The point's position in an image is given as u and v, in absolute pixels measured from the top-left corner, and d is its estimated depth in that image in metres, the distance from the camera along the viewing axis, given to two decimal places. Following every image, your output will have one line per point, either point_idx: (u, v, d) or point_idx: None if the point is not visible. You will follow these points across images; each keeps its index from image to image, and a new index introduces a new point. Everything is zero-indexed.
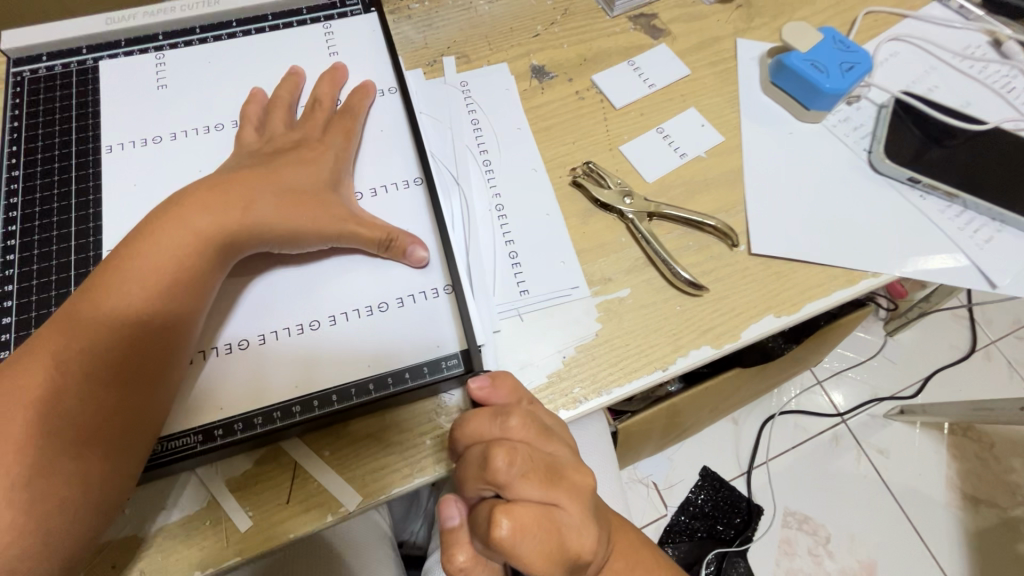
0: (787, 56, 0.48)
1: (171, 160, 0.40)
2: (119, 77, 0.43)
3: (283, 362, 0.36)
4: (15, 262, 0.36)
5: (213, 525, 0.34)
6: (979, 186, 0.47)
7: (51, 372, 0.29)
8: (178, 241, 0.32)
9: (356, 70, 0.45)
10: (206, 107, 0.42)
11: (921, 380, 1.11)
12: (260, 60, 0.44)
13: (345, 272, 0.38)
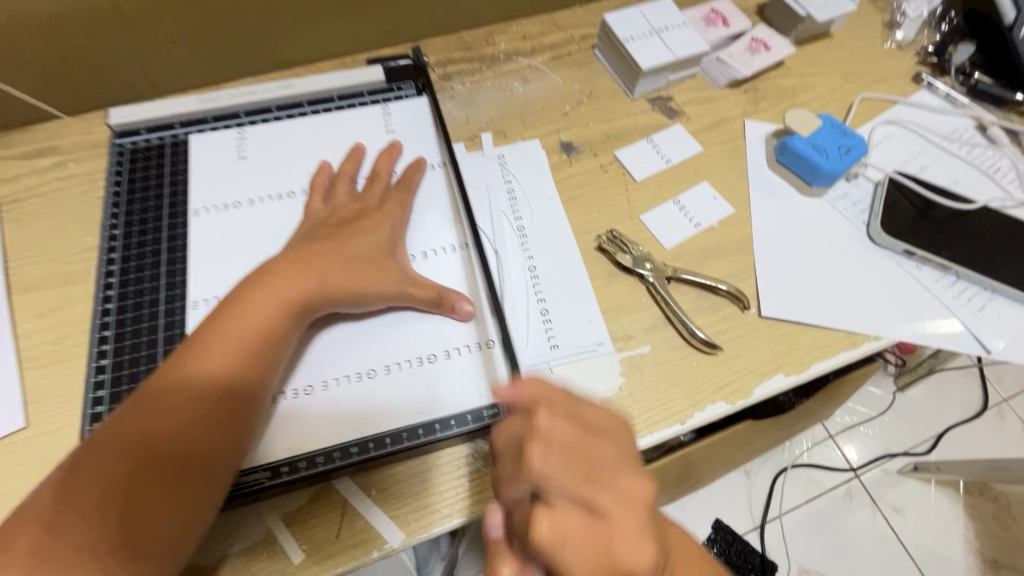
0: (790, 139, 0.55)
1: (248, 223, 0.46)
2: (206, 149, 0.49)
3: (343, 406, 0.40)
4: (112, 310, 0.43)
5: (270, 557, 0.38)
6: (970, 259, 0.51)
7: (150, 420, 0.33)
8: (264, 305, 0.37)
9: (410, 147, 0.51)
10: (279, 176, 0.48)
11: (934, 437, 1.12)
12: (327, 136, 0.51)
13: (399, 326, 0.43)
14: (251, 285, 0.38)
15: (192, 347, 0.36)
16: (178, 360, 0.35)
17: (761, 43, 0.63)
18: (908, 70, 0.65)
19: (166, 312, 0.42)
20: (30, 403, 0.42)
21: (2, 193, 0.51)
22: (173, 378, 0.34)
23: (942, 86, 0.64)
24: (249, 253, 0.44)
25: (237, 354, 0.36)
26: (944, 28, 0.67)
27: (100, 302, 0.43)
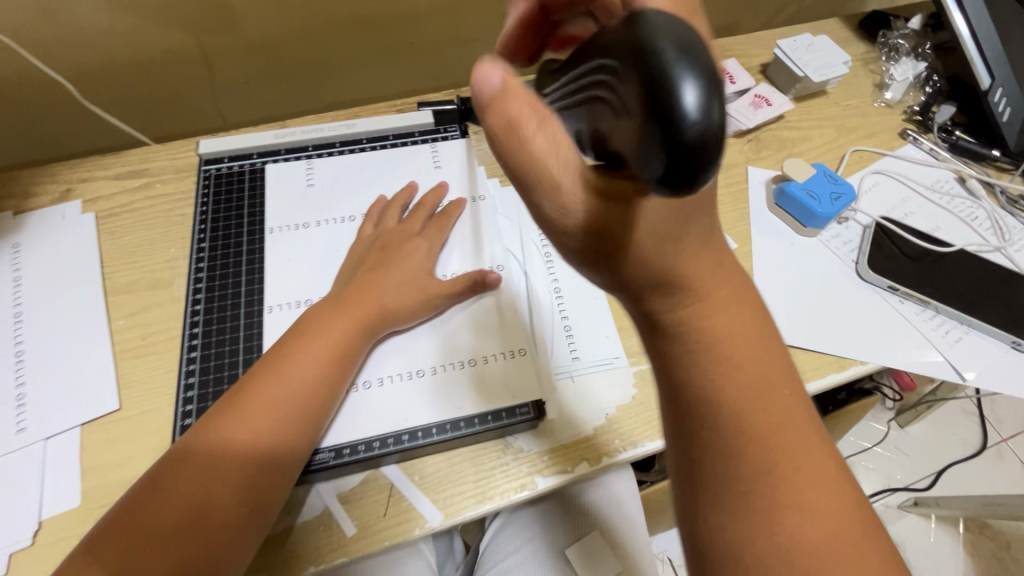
0: (787, 185, 0.62)
1: (314, 242, 0.54)
2: (280, 177, 0.57)
3: (396, 399, 0.47)
4: (201, 310, 0.51)
5: (326, 529, 0.43)
6: (948, 296, 0.57)
7: (221, 458, 0.39)
8: (315, 356, 0.44)
9: (454, 182, 0.59)
10: (341, 202, 0.56)
11: (934, 473, 1.15)
12: (383, 172, 0.59)
13: (443, 334, 0.50)
14: (299, 336, 0.45)
15: (247, 395, 0.42)
16: (239, 407, 0.41)
17: (764, 98, 0.71)
18: (895, 126, 0.73)
19: (247, 315, 0.51)
20: (122, 388, 0.48)
21: (99, 207, 0.59)
22: (234, 422, 0.40)
23: (926, 141, 0.71)
24: (317, 269, 0.53)
25: (293, 401, 0.42)
26: (928, 91, 0.75)
27: (191, 304, 0.51)
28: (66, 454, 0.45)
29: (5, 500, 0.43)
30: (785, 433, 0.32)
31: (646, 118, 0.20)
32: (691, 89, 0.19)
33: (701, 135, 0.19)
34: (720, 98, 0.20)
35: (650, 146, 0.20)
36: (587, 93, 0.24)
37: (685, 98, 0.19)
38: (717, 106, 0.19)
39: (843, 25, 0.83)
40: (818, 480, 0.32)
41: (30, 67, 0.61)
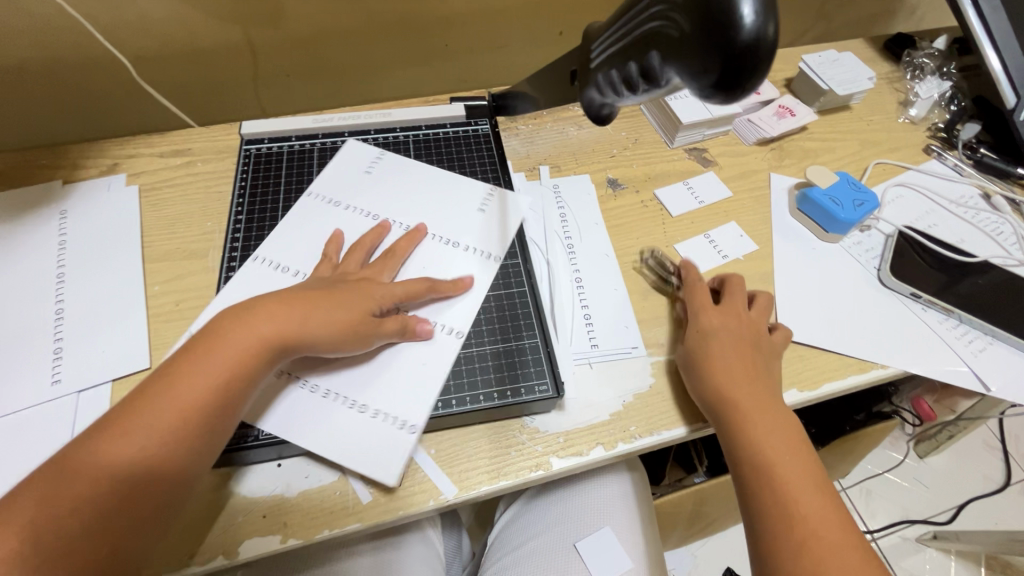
0: (810, 190, 0.62)
1: (344, 220, 0.56)
2: (350, 156, 0.61)
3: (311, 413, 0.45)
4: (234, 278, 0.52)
5: (342, 494, 0.44)
6: (972, 306, 0.57)
7: (61, 506, 0.34)
8: (194, 385, 0.38)
9: (464, 233, 0.57)
10: (371, 184, 0.59)
11: (955, 507, 1.11)
12: (433, 184, 0.60)
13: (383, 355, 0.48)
14: (186, 357, 0.40)
15: (140, 401, 0.37)
16: (96, 443, 0.36)
17: (788, 109, 0.72)
18: (919, 142, 0.74)
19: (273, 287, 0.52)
20: (154, 349, 0.50)
21: (142, 181, 0.62)
22: (85, 460, 0.35)
23: (951, 157, 0.72)
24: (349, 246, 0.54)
25: (160, 438, 0.37)
26: (953, 109, 0.76)
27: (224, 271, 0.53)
28: (97, 408, 0.47)
29: (37, 447, 0.44)
30: (807, 492, 0.42)
31: (707, 27, 0.25)
32: (747, 5, 0.25)
33: (754, 41, 0.25)
34: (774, 20, 0.25)
35: (712, 49, 0.25)
36: (641, 28, 0.30)
37: (743, 12, 0.25)
38: (770, 20, 0.25)
39: (868, 45, 0.85)
40: (830, 526, 0.41)
41: (92, 48, 0.64)
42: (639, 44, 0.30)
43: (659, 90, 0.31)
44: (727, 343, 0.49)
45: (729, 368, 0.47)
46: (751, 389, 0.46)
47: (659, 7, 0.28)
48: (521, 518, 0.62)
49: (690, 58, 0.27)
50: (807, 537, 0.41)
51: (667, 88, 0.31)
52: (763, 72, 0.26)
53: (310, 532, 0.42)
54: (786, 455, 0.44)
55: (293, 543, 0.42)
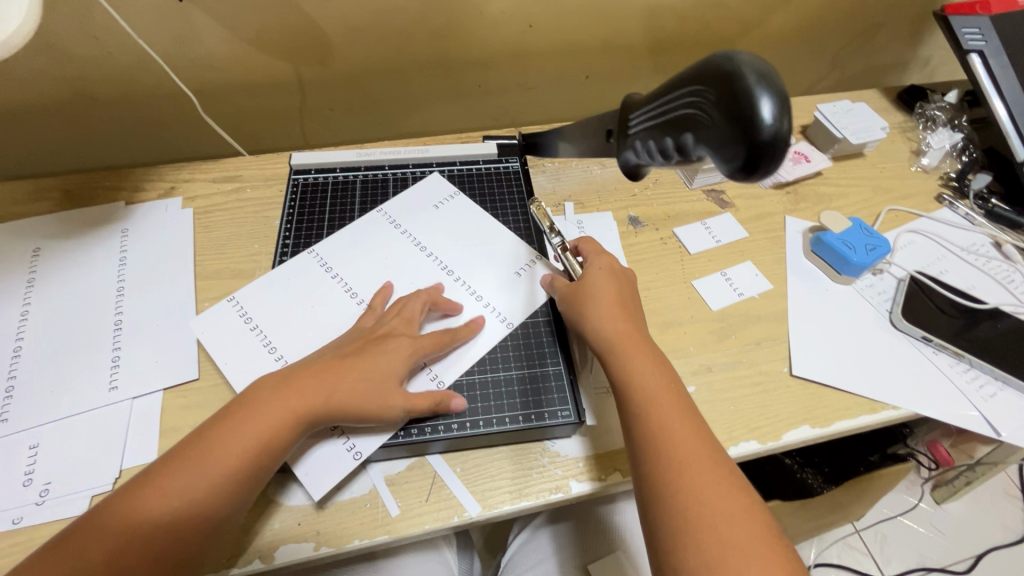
0: (824, 234, 0.65)
1: (389, 246, 0.60)
2: (429, 186, 0.66)
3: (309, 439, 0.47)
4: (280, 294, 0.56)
5: (372, 507, 0.47)
6: (982, 351, 0.59)
7: (92, 552, 0.37)
8: (223, 455, 0.41)
9: (490, 292, 0.58)
10: (416, 211, 0.64)
11: (974, 556, 1.08)
12: (482, 236, 0.62)
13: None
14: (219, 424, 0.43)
15: (186, 459, 0.41)
16: (134, 496, 0.39)
17: (803, 156, 0.76)
18: (931, 191, 0.76)
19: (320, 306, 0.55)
20: (202, 361, 0.54)
21: (197, 205, 0.67)
22: (119, 513, 0.38)
23: (962, 206, 0.74)
24: (399, 272, 0.58)
25: (187, 499, 0.39)
26: (964, 159, 0.79)
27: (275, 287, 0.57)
28: (149, 414, 0.50)
29: (93, 449, 0.48)
30: (673, 410, 0.44)
31: (734, 123, 0.30)
32: (767, 104, 0.29)
33: (773, 136, 0.30)
34: (789, 117, 0.30)
35: (735, 139, 0.30)
36: (679, 111, 0.35)
37: (763, 111, 0.29)
38: (784, 119, 0.30)
39: (882, 96, 0.88)
40: (692, 438, 0.43)
41: (159, 81, 0.71)
42: (677, 124, 0.35)
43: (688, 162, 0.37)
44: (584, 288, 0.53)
45: (598, 323, 0.50)
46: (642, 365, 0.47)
47: (693, 96, 0.34)
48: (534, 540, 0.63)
49: (717, 143, 0.32)
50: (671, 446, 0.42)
51: (696, 162, 0.36)
52: (778, 162, 0.31)
53: (341, 542, 0.45)
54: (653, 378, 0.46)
55: (325, 550, 0.45)
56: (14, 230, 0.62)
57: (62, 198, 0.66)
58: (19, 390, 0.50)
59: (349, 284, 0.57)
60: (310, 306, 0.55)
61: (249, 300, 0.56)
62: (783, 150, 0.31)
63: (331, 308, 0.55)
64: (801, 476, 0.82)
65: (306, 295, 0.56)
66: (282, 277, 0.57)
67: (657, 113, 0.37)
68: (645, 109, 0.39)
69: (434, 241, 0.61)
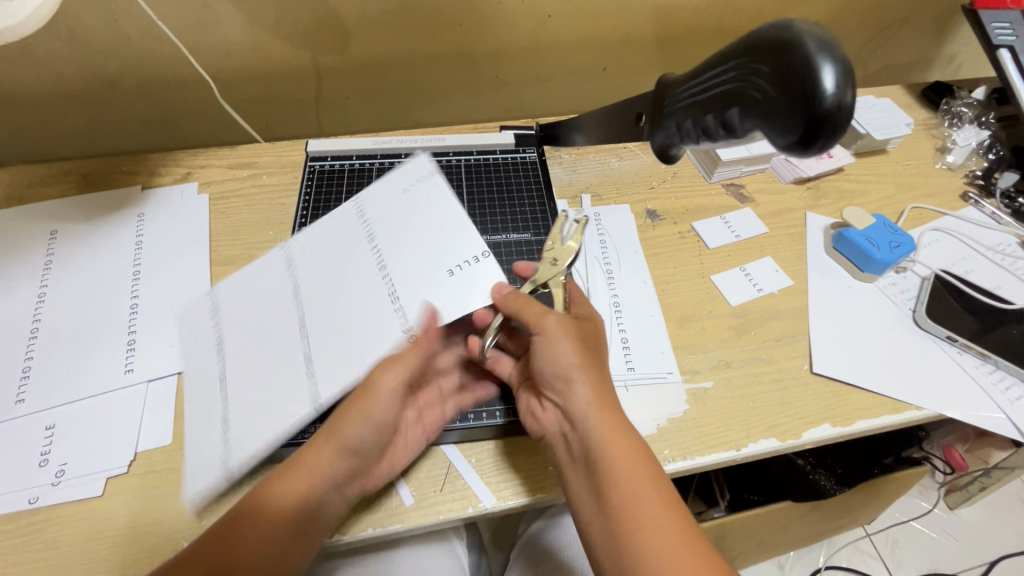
0: (846, 230, 0.64)
1: (348, 237, 0.55)
2: (406, 169, 0.58)
3: (205, 424, 0.47)
4: (235, 286, 0.53)
5: (386, 496, 0.46)
6: (1009, 353, 0.57)
7: None
8: (317, 511, 0.42)
9: (410, 295, 0.50)
10: (382, 198, 0.57)
11: (988, 563, 1.06)
12: (430, 226, 0.53)
13: (276, 407, 0.46)
14: (281, 482, 0.41)
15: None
16: None
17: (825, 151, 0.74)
18: (956, 189, 0.75)
19: (270, 303, 0.52)
20: None
21: (212, 191, 0.67)
22: None
23: (989, 205, 0.72)
24: (342, 266, 0.53)
25: None
26: (991, 157, 0.77)
27: (240, 278, 0.54)
28: (163, 398, 0.50)
29: (108, 432, 0.48)
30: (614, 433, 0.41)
31: (792, 94, 0.29)
32: (829, 74, 0.29)
33: (835, 106, 0.29)
34: (851, 87, 0.29)
35: (794, 109, 0.29)
36: (726, 87, 0.34)
37: (826, 82, 0.28)
38: (847, 91, 0.29)
39: (906, 93, 0.87)
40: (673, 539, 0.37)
41: (177, 67, 0.71)
42: (723, 100, 0.35)
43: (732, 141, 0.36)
44: (532, 305, 0.46)
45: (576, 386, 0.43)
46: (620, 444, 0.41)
47: (743, 70, 0.33)
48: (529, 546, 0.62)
49: (771, 115, 0.31)
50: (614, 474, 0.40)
51: (742, 140, 0.35)
52: (837, 137, 0.30)
53: (355, 529, 0.45)
54: (595, 398, 0.42)
55: (340, 537, 0.44)
56: (33, 213, 0.62)
57: (80, 182, 0.66)
58: (35, 372, 0.50)
59: (296, 275, 0.53)
60: (263, 298, 0.52)
61: (222, 292, 0.52)
62: (844, 121, 0.29)
63: (274, 303, 0.51)
64: (813, 478, 0.76)
65: (265, 283, 0.53)
66: (253, 268, 0.54)
67: (701, 91, 0.36)
68: (686, 87, 0.38)
69: (384, 233, 0.54)
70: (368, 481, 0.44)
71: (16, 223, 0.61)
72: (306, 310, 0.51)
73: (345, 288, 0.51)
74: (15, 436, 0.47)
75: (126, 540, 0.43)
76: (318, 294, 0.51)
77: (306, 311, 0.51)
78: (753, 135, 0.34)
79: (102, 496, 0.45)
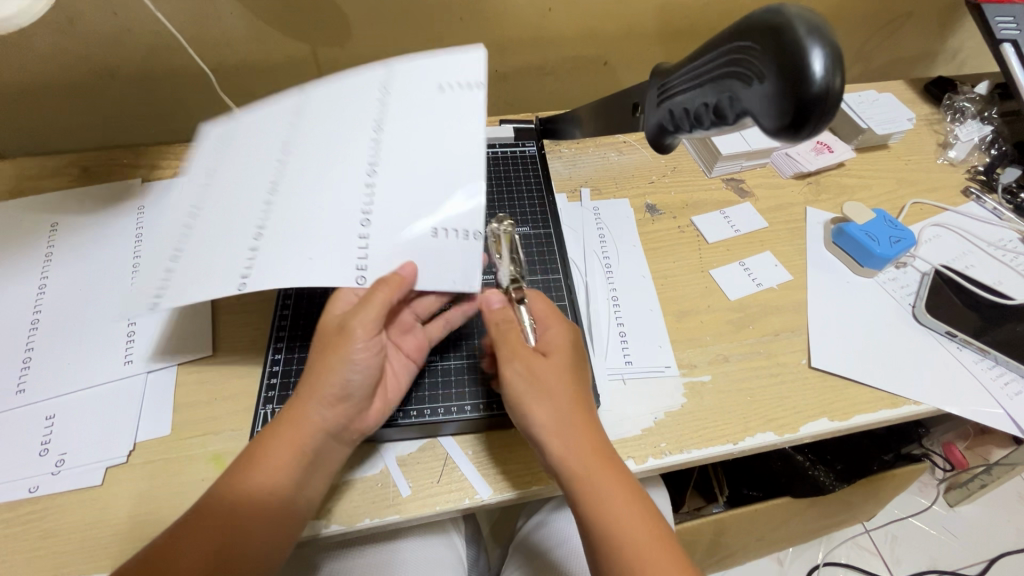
0: (846, 225, 0.64)
1: (355, 118, 0.46)
2: (457, 61, 0.47)
3: (150, 266, 0.43)
4: (220, 157, 0.46)
5: (383, 487, 0.46)
6: (1009, 348, 0.57)
7: None
8: (315, 462, 0.41)
9: (385, 221, 0.43)
10: (413, 82, 0.47)
11: (987, 560, 1.06)
12: (443, 148, 0.45)
13: (211, 273, 0.42)
14: (272, 443, 0.40)
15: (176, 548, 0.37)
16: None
17: (826, 146, 0.74)
18: (957, 184, 0.74)
19: (247, 180, 0.45)
20: (217, 338, 0.54)
21: None
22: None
23: (990, 201, 0.72)
24: (334, 152, 0.45)
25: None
26: (993, 153, 0.77)
27: (230, 143, 0.47)
28: (162, 389, 0.50)
29: (108, 422, 0.48)
30: (595, 458, 0.41)
31: (782, 78, 0.30)
32: (818, 58, 0.29)
33: (825, 89, 0.29)
34: (841, 70, 0.29)
35: (785, 94, 0.30)
36: (718, 75, 0.34)
37: (815, 66, 0.29)
38: (837, 74, 0.29)
39: (908, 88, 0.86)
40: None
41: (178, 60, 0.71)
42: (716, 88, 0.35)
43: (726, 128, 0.36)
44: (505, 347, 0.44)
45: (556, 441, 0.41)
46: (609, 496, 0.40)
47: (734, 56, 0.33)
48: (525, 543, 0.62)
49: (763, 102, 0.31)
50: (597, 500, 0.40)
51: (735, 126, 0.35)
52: (826, 121, 0.30)
53: (352, 518, 0.45)
54: (573, 442, 0.41)
55: (336, 528, 0.44)
56: (35, 204, 0.63)
57: (81, 174, 0.66)
58: (36, 361, 0.51)
59: (293, 130, 0.46)
60: (253, 154, 0.46)
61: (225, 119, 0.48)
62: (832, 105, 0.30)
63: (263, 156, 0.45)
64: (813, 473, 0.77)
65: (258, 131, 0.46)
66: (250, 137, 0.47)
67: (694, 80, 0.37)
68: (679, 76, 0.38)
69: (395, 128, 0.45)
70: (361, 426, 0.44)
71: (18, 215, 0.62)
72: (287, 178, 0.44)
73: (328, 175, 0.44)
74: (16, 425, 0.47)
75: (124, 528, 0.43)
76: (299, 166, 0.45)
77: (280, 181, 0.44)
78: (746, 121, 0.35)
79: (101, 485, 0.45)
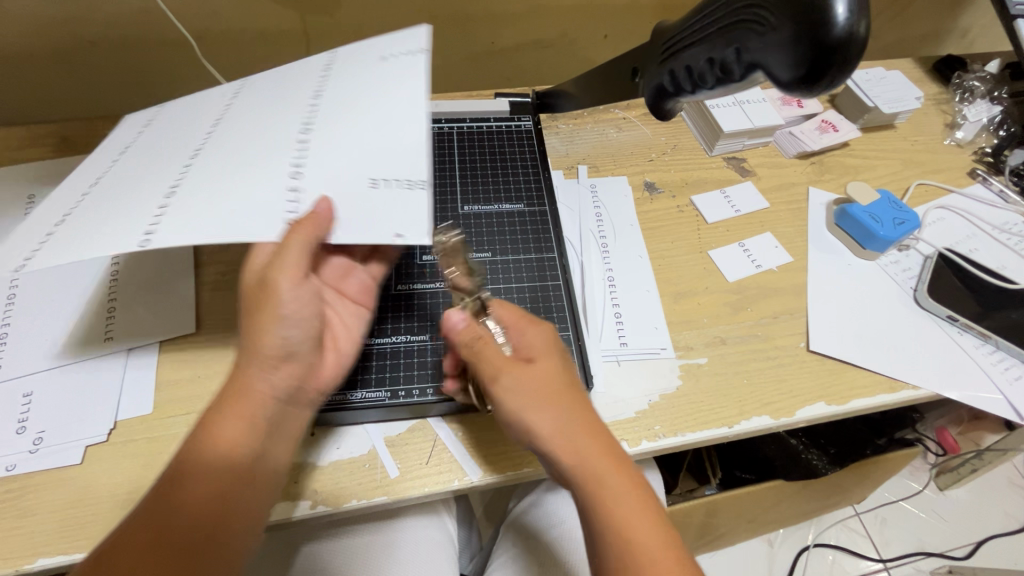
0: (850, 206, 0.62)
1: (293, 96, 0.47)
2: (401, 40, 0.50)
3: (26, 238, 0.38)
4: (143, 144, 0.46)
5: (371, 467, 0.45)
6: (1010, 333, 0.56)
7: None
8: (271, 428, 0.39)
9: (321, 170, 0.40)
10: (360, 57, 0.49)
11: (974, 543, 1.07)
12: (377, 103, 0.45)
13: (101, 231, 0.37)
14: (220, 414, 0.38)
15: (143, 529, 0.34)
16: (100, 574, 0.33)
17: (831, 124, 0.72)
18: (963, 166, 0.73)
19: (178, 154, 0.43)
20: (201, 316, 0.53)
21: None
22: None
23: (997, 183, 0.70)
24: (271, 120, 0.45)
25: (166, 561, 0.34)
26: (1001, 134, 0.75)
27: (149, 136, 0.47)
28: (143, 365, 0.49)
29: (87, 399, 0.47)
30: (601, 450, 0.38)
31: (801, 20, 0.28)
32: (841, 5, 0.28)
33: (846, 34, 0.28)
34: (865, 18, 0.28)
35: (802, 39, 0.28)
36: (728, 25, 0.32)
37: (839, 12, 0.28)
38: (860, 20, 0.28)
39: (917, 66, 0.84)
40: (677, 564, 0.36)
41: (162, 28, 0.68)
42: (722, 41, 0.33)
43: (731, 85, 0.35)
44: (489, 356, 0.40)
45: (558, 442, 0.38)
46: (617, 487, 0.37)
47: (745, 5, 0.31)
48: (509, 538, 0.61)
49: (780, 50, 0.30)
50: (608, 493, 0.37)
51: (742, 83, 0.34)
52: (843, 72, 0.29)
53: (339, 499, 0.44)
54: (575, 441, 0.38)
55: (322, 508, 0.44)
56: (10, 176, 0.60)
57: (59, 144, 0.64)
58: (11, 337, 0.49)
59: (223, 115, 0.47)
60: (179, 139, 0.45)
61: (158, 120, 0.49)
62: (851, 54, 0.29)
63: (189, 135, 0.45)
64: (807, 456, 0.77)
65: (190, 121, 0.47)
66: (183, 124, 0.47)
67: (698, 35, 0.35)
68: (680, 33, 0.36)
69: (339, 96, 0.46)
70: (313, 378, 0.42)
71: None
72: (210, 148, 0.43)
73: (261, 142, 0.43)
74: None
75: (104, 509, 0.42)
76: (231, 133, 0.44)
77: (207, 146, 0.43)
78: (755, 76, 0.33)
79: (81, 465, 0.44)
